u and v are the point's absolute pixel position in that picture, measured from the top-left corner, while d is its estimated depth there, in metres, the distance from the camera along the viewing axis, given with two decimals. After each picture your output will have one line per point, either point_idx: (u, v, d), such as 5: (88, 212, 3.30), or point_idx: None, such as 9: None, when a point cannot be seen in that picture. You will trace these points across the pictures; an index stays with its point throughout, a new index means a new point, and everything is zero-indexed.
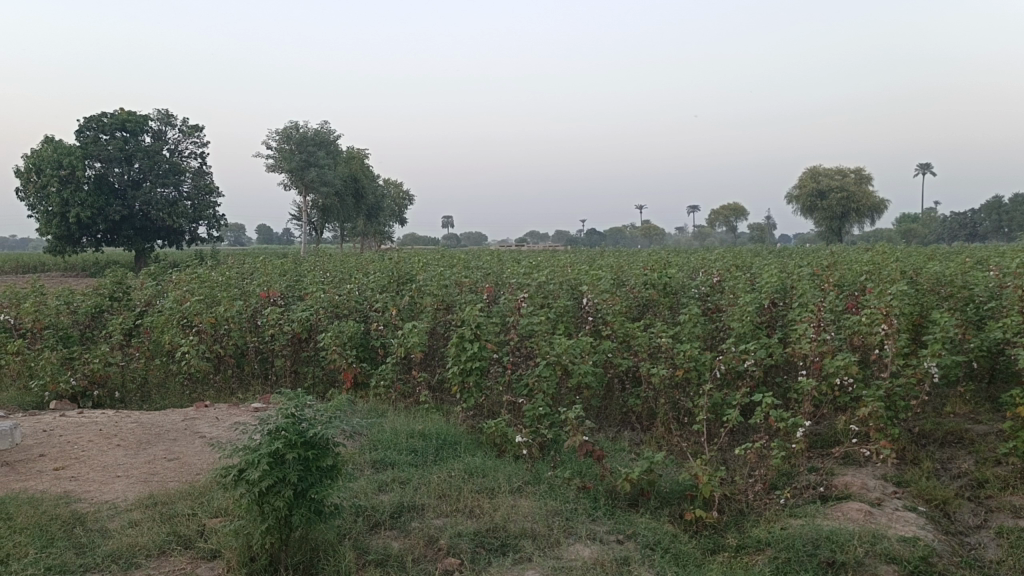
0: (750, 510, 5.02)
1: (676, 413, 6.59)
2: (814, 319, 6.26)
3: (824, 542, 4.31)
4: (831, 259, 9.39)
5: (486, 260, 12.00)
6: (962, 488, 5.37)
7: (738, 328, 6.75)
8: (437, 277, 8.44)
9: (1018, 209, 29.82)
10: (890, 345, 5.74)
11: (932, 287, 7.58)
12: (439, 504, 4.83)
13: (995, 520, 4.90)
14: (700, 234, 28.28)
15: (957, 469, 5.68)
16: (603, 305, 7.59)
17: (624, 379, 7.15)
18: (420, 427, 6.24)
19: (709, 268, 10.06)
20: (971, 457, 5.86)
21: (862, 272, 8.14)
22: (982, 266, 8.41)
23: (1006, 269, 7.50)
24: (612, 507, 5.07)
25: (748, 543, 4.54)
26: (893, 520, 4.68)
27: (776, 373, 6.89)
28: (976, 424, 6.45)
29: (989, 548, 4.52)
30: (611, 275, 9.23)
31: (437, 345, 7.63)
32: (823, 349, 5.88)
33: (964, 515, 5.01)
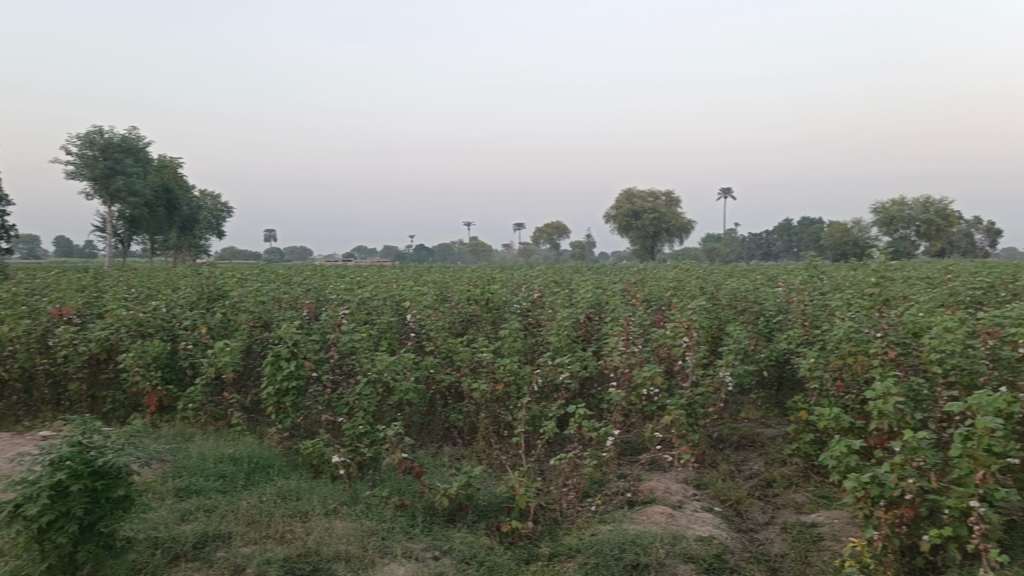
0: (563, 518, 5.19)
1: (496, 426, 6.69)
2: (623, 332, 6.62)
3: (628, 546, 4.50)
4: (641, 275, 9.95)
5: (308, 275, 11.66)
6: (753, 488, 5.81)
7: (555, 342, 6.99)
8: (253, 293, 7.99)
9: (806, 231, 32.92)
10: (691, 356, 6.24)
11: (729, 302, 8.20)
12: (247, 531, 4.61)
13: (780, 516, 5.34)
14: (525, 251, 28.88)
15: (749, 470, 6.15)
16: (426, 321, 7.63)
17: (446, 395, 7.18)
18: (230, 451, 5.95)
19: (531, 283, 10.33)
20: (761, 459, 6.36)
21: (668, 287, 8.66)
22: (770, 283, 9.21)
23: (791, 285, 8.27)
24: (429, 523, 5.06)
25: (560, 551, 4.68)
26: (692, 521, 4.99)
27: (590, 384, 7.16)
28: (766, 428, 7.04)
29: (774, 543, 4.90)
30: (435, 291, 9.25)
31: (252, 364, 7.36)
32: (633, 361, 6.29)
33: (754, 513, 5.42)
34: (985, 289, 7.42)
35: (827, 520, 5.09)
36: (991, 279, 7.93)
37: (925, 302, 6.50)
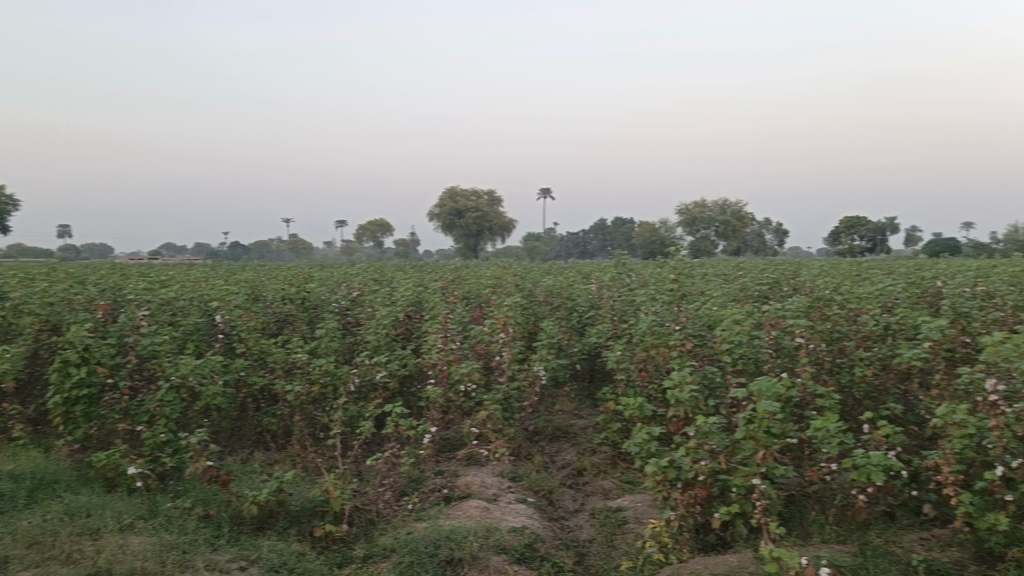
0: (379, 519, 5.14)
1: (312, 429, 6.51)
2: (441, 329, 6.65)
3: (443, 542, 4.52)
4: (460, 273, 10.03)
5: (106, 273, 10.79)
6: (565, 477, 6.03)
7: (373, 341, 6.90)
8: (38, 293, 7.29)
9: (618, 230, 34.56)
10: (507, 352, 6.40)
11: (545, 299, 8.46)
12: (27, 554, 4.21)
13: (589, 503, 5.57)
14: (347, 249, 28.29)
15: (562, 460, 6.37)
16: (237, 322, 7.29)
17: (258, 398, 6.88)
18: (9, 468, 5.40)
19: (350, 282, 10.14)
20: (573, 449, 6.60)
21: (486, 284, 8.78)
22: (583, 280, 9.58)
23: (602, 282, 8.66)
24: (237, 533, 4.84)
25: (375, 552, 4.63)
26: (506, 513, 5.10)
27: (410, 381, 7.12)
28: (578, 419, 7.32)
29: (583, 529, 5.11)
30: (247, 290, 8.85)
31: (38, 372, 6.72)
32: (451, 358, 6.35)
33: (565, 501, 5.61)
34: (771, 285, 8.12)
35: (631, 503, 5.37)
36: (775, 276, 8.70)
37: (719, 297, 7.02)
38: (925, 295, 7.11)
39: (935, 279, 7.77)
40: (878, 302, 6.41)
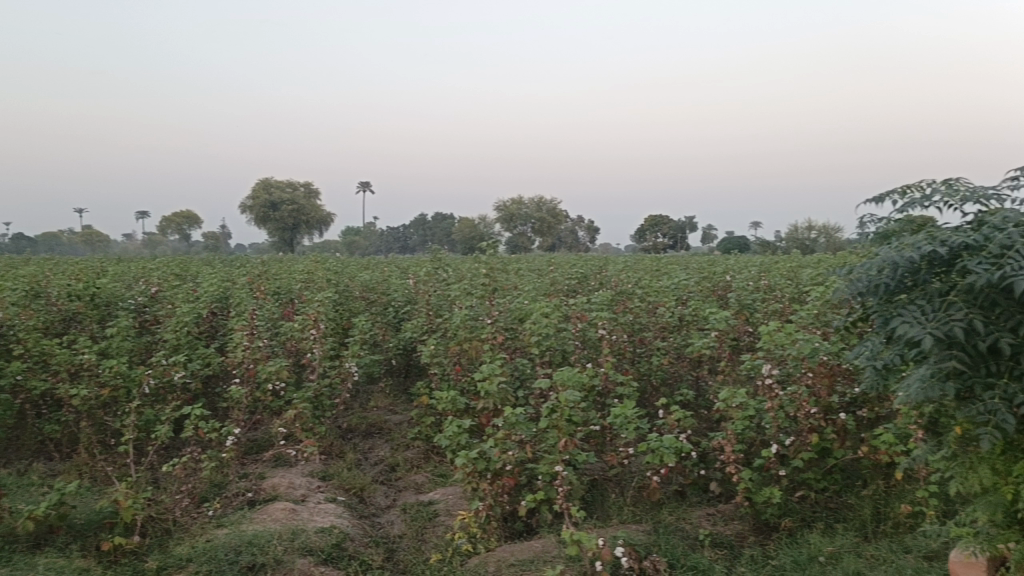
0: (177, 527, 4.84)
1: (102, 435, 6.03)
2: (248, 326, 6.37)
3: (244, 547, 4.33)
4: (271, 268, 9.65)
5: None
6: (378, 474, 5.95)
7: (173, 340, 6.48)
8: None
9: (439, 226, 34.65)
10: (317, 349, 6.23)
11: (359, 294, 8.32)
12: None
13: (401, 499, 5.53)
14: (149, 242, 26.42)
15: (375, 457, 6.29)
16: (14, 320, 6.61)
17: (39, 404, 6.27)
18: None
19: (149, 277, 9.47)
20: (387, 445, 6.53)
21: (298, 279, 8.50)
22: (399, 275, 9.52)
23: (418, 276, 8.64)
24: (9, 553, 4.38)
25: (170, 563, 4.36)
26: (314, 514, 4.96)
27: (214, 381, 6.75)
28: (393, 414, 7.26)
29: (394, 525, 5.07)
30: (27, 285, 8.03)
31: None
32: (258, 356, 6.09)
33: (377, 498, 5.54)
34: (580, 279, 8.44)
35: (443, 497, 5.39)
36: (584, 271, 9.07)
37: (530, 291, 7.23)
38: (716, 288, 7.69)
39: (725, 274, 8.42)
40: (673, 295, 6.87)
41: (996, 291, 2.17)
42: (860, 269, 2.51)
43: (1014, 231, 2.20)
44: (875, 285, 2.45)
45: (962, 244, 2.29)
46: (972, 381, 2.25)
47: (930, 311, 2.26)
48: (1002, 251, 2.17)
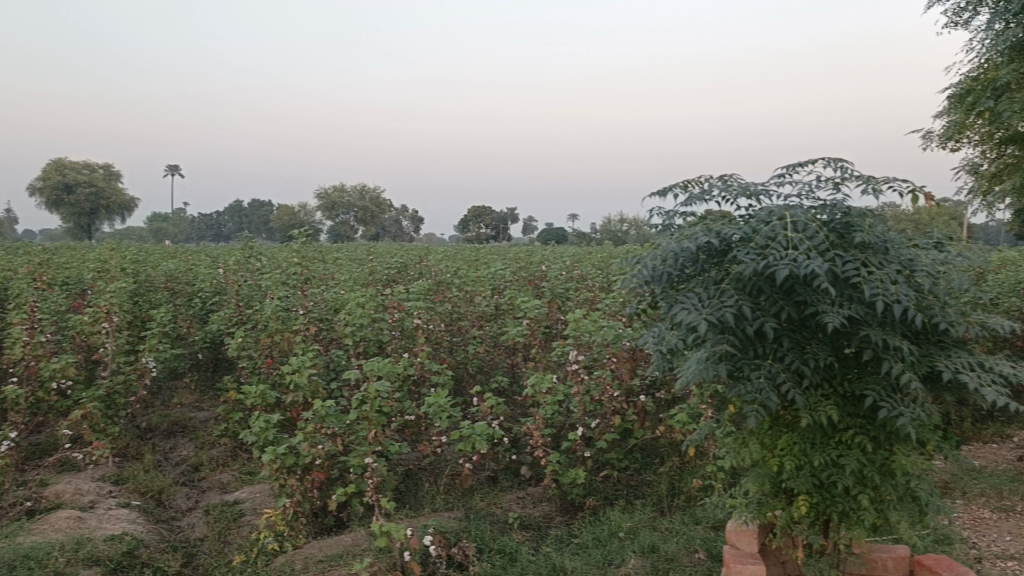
0: None
1: None
2: (28, 319, 5.79)
3: (20, 562, 3.94)
4: (59, 256, 8.83)
5: None
6: (179, 474, 5.61)
7: None
8: None
9: (257, 213, 33.19)
10: (111, 343, 5.78)
11: (162, 284, 7.79)
12: None
13: (205, 500, 5.25)
14: None
15: (177, 457, 5.92)
16: None
17: None
18: None
19: None
20: (191, 444, 6.17)
21: (92, 267, 7.84)
22: (207, 264, 9.01)
23: (228, 265, 8.21)
24: None
25: None
26: (103, 521, 4.60)
27: None
28: (199, 411, 6.87)
29: (195, 528, 4.80)
30: None
31: None
32: (40, 352, 5.56)
33: (177, 500, 5.22)
34: (399, 269, 8.37)
35: (249, 496, 5.17)
36: (404, 260, 9.00)
37: (346, 281, 7.06)
38: (532, 277, 7.88)
39: (540, 264, 8.65)
40: (489, 285, 6.97)
41: (761, 279, 2.35)
42: (646, 258, 2.64)
43: (777, 224, 2.39)
44: (660, 273, 2.58)
45: (733, 235, 2.46)
46: (742, 363, 2.42)
47: (706, 298, 2.41)
48: (767, 241, 2.34)
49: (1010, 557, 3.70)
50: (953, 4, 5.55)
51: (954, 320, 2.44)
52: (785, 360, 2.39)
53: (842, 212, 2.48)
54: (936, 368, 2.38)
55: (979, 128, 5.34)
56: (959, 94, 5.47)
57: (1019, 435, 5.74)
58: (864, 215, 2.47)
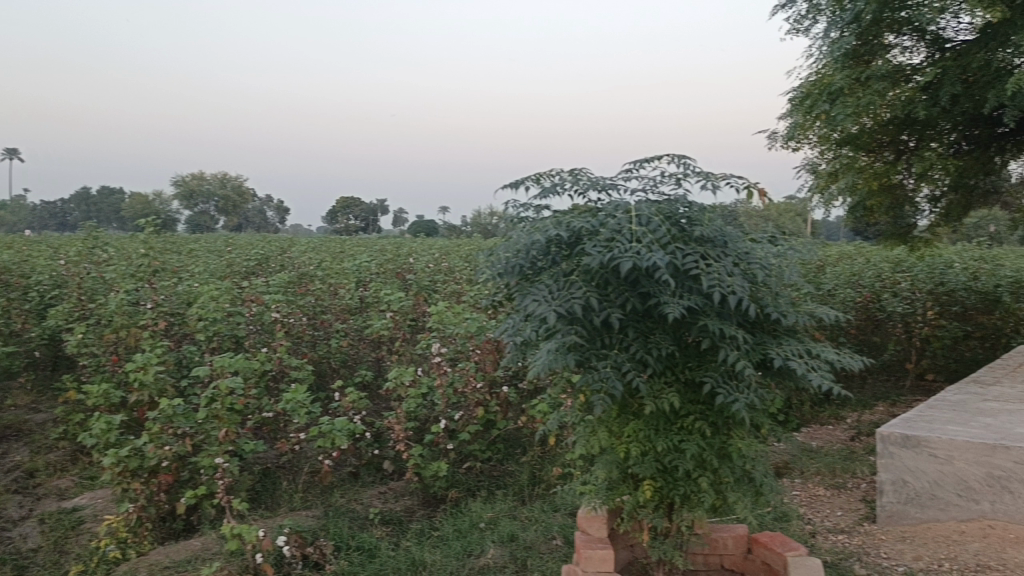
0: None
1: None
2: None
3: None
4: None
5: None
6: (11, 481, 5.20)
7: None
8: None
9: (108, 201, 31.19)
10: None
11: None
12: None
13: (40, 508, 4.89)
14: None
15: (9, 463, 5.49)
16: None
17: None
18: None
19: None
20: (26, 448, 5.74)
21: None
22: (46, 255, 8.37)
23: (69, 255, 7.66)
24: None
25: None
26: None
27: None
28: (36, 414, 6.40)
29: (28, 539, 4.46)
30: None
31: None
32: None
33: (8, 509, 4.84)
34: (260, 260, 8.07)
35: (90, 502, 4.87)
36: (266, 251, 8.69)
37: (202, 273, 6.74)
38: (399, 269, 7.78)
39: (406, 256, 8.55)
40: (353, 277, 6.81)
41: (607, 271, 2.40)
42: (499, 250, 2.65)
43: (623, 218, 2.45)
44: (513, 265, 2.60)
45: (581, 228, 2.50)
46: (589, 353, 2.48)
47: (554, 289, 2.44)
48: (613, 235, 2.40)
49: (841, 530, 3.98)
50: (795, 12, 5.89)
51: (785, 309, 2.59)
52: (630, 349, 2.46)
53: (685, 207, 2.56)
54: (768, 355, 2.52)
55: (818, 130, 5.69)
56: (800, 97, 5.80)
57: (851, 417, 6.18)
58: (704, 210, 2.58)
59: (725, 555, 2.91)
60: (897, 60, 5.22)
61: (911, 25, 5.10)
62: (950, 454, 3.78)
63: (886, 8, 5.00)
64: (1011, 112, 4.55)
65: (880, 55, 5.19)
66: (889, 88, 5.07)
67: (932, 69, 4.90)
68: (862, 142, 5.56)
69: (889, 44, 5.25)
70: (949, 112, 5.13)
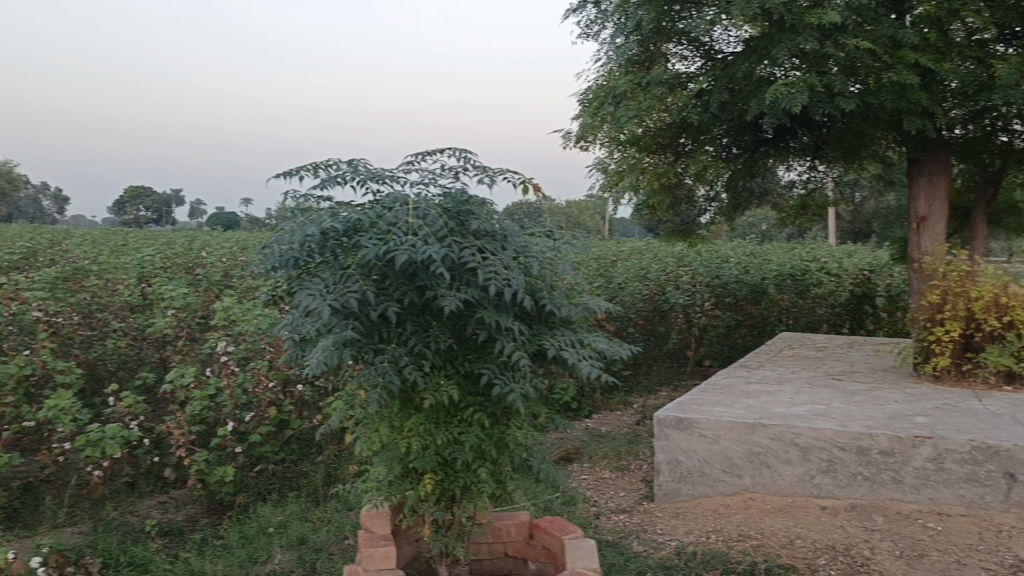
0: None
1: None
2: None
3: None
4: None
5: None
6: None
7: None
8: None
9: None
10: None
11: None
12: None
13: None
14: None
15: None
16: None
17: None
18: None
19: None
20: None
21: None
22: None
23: None
24: None
25: None
26: None
27: None
28: None
29: None
30: None
31: None
32: None
33: None
34: (26, 254, 7.27)
35: None
36: (34, 243, 7.86)
37: None
38: (190, 264, 7.32)
39: (199, 250, 8.04)
40: (135, 273, 6.24)
41: (383, 264, 2.36)
42: (273, 242, 2.54)
43: (399, 210, 2.42)
44: (287, 259, 2.50)
45: (357, 220, 2.45)
46: (366, 348, 2.43)
47: (329, 283, 2.37)
48: (389, 227, 2.36)
49: (622, 510, 4.20)
50: (585, 17, 6.12)
51: (559, 301, 2.67)
52: (409, 343, 2.45)
53: (464, 200, 2.57)
54: (543, 346, 2.59)
55: (606, 130, 5.97)
56: (590, 99, 6.05)
57: (637, 404, 6.57)
58: (483, 204, 2.60)
59: (508, 542, 2.98)
60: (676, 67, 5.60)
61: (686, 36, 5.48)
62: (717, 433, 4.08)
63: (664, 18, 5.33)
64: (770, 119, 4.98)
65: (659, 62, 5.53)
66: (666, 94, 5.39)
67: (704, 78, 5.28)
68: (645, 144, 5.90)
69: (669, 52, 5.62)
70: (718, 117, 5.56)
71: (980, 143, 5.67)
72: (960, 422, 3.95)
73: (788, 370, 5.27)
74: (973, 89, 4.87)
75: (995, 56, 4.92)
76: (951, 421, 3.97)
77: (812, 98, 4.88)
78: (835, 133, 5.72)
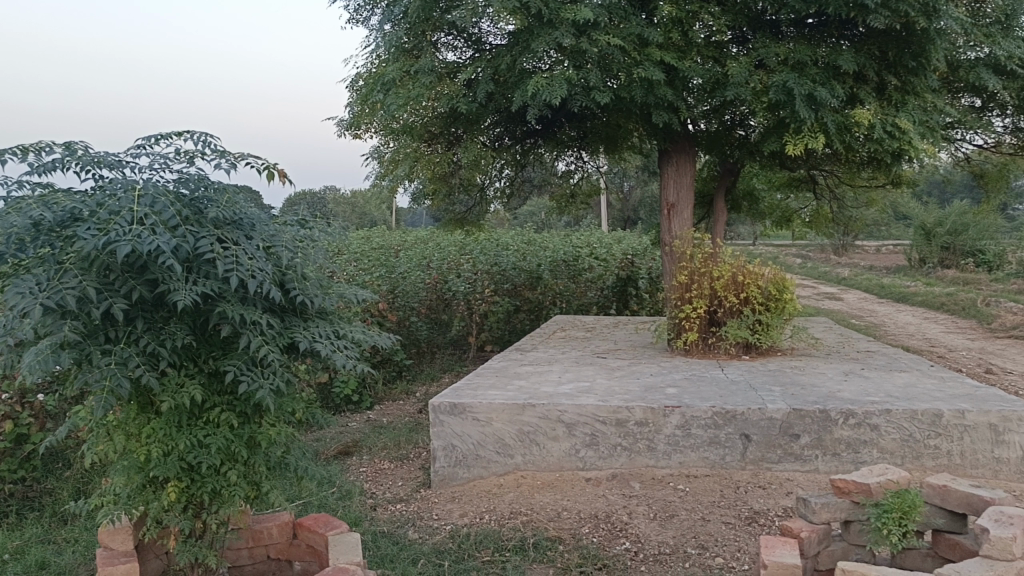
0: None
1: None
2: None
3: None
4: None
5: None
6: None
7: None
8: None
9: None
10: None
11: None
12: None
13: None
14: None
15: None
16: None
17: None
18: None
19: None
20: None
21: None
22: None
23: None
24: None
25: None
26: None
27: None
28: None
29: None
30: None
31: None
32: None
33: None
34: None
35: None
36: None
37: None
38: None
39: None
40: None
41: (106, 256, 2.18)
42: None
43: (124, 198, 2.23)
44: None
45: (75, 209, 2.23)
46: (89, 350, 2.23)
47: (42, 279, 2.15)
48: (111, 216, 2.18)
49: (400, 499, 4.19)
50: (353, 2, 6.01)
51: (312, 292, 2.59)
52: (139, 342, 2.27)
53: (202, 188, 2.42)
54: (294, 339, 2.50)
55: (378, 119, 5.91)
56: (361, 86, 5.96)
57: (419, 392, 6.60)
58: (223, 191, 2.47)
59: (270, 544, 2.87)
60: (445, 58, 5.66)
61: (454, 28, 5.55)
62: (489, 416, 4.18)
63: (431, 8, 5.35)
64: (533, 110, 5.15)
65: (427, 52, 5.56)
66: (434, 82, 5.42)
67: (471, 68, 5.37)
68: (417, 133, 5.91)
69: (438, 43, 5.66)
70: (487, 107, 5.68)
71: (721, 136, 6.20)
72: (704, 391, 4.33)
73: (558, 351, 5.52)
74: (711, 85, 5.32)
75: (728, 56, 5.42)
76: (696, 390, 4.34)
77: (571, 90, 5.10)
78: (596, 125, 6.03)
